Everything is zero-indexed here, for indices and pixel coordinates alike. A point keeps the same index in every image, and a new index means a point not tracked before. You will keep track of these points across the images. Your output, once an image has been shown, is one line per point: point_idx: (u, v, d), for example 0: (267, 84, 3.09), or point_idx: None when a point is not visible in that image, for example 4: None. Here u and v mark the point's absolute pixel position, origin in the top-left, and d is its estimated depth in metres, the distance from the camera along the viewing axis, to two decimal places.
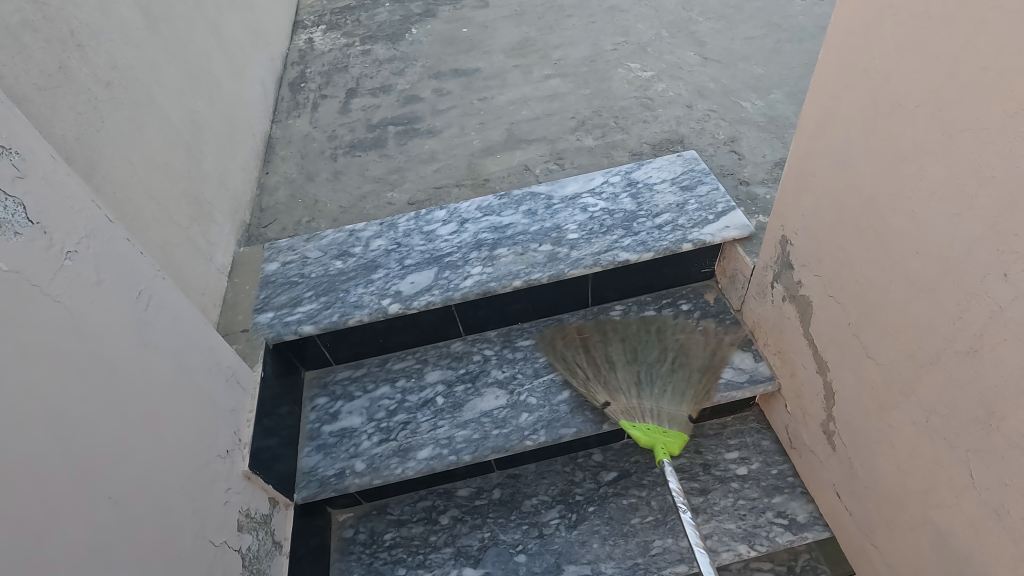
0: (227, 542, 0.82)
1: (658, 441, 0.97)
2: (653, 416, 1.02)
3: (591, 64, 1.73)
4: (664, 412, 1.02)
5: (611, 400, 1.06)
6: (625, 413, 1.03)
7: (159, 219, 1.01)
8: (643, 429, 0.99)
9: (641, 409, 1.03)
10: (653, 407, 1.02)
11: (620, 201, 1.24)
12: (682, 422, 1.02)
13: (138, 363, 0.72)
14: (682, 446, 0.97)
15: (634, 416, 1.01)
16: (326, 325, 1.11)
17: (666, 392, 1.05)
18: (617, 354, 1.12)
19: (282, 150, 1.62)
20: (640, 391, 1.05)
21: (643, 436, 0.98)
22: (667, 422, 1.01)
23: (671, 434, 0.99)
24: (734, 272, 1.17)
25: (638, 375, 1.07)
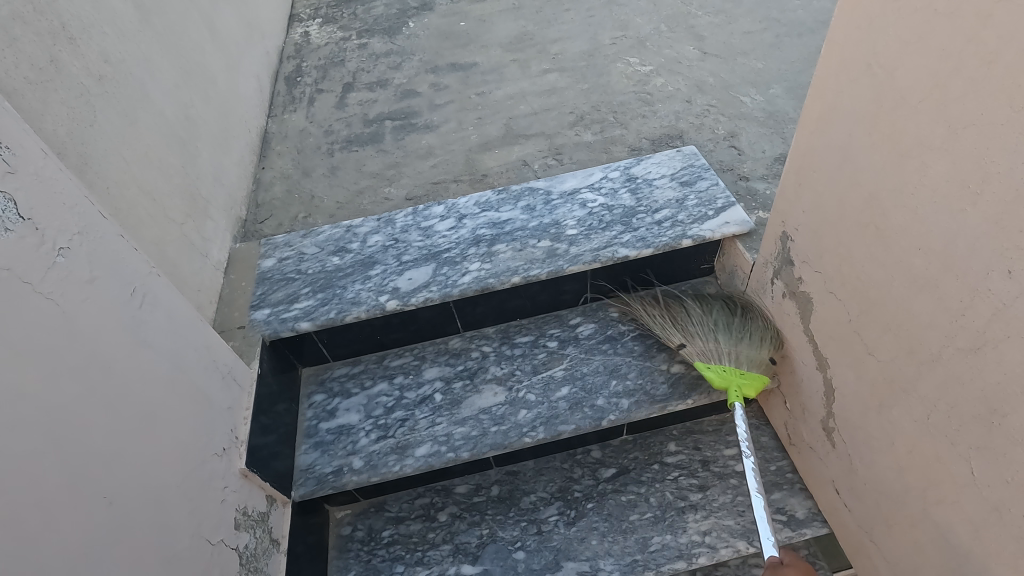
0: (224, 541, 0.81)
1: (737, 384, 1.00)
2: (731, 356, 1.03)
3: (589, 58, 1.71)
4: (744, 357, 1.03)
5: (686, 342, 1.07)
6: (703, 357, 1.04)
7: (152, 215, 1.00)
8: (719, 370, 1.02)
9: (719, 352, 1.04)
10: (731, 350, 1.03)
11: (618, 196, 1.23)
12: (762, 363, 1.03)
13: (133, 361, 0.71)
14: (759, 388, 0.99)
15: (712, 358, 1.03)
16: (323, 322, 1.10)
17: (750, 334, 1.05)
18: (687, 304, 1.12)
19: (277, 145, 1.60)
20: (714, 334, 1.06)
21: (719, 377, 1.01)
22: (743, 365, 1.02)
23: (748, 376, 1.01)
24: (734, 268, 1.16)
25: (708, 320, 1.08)
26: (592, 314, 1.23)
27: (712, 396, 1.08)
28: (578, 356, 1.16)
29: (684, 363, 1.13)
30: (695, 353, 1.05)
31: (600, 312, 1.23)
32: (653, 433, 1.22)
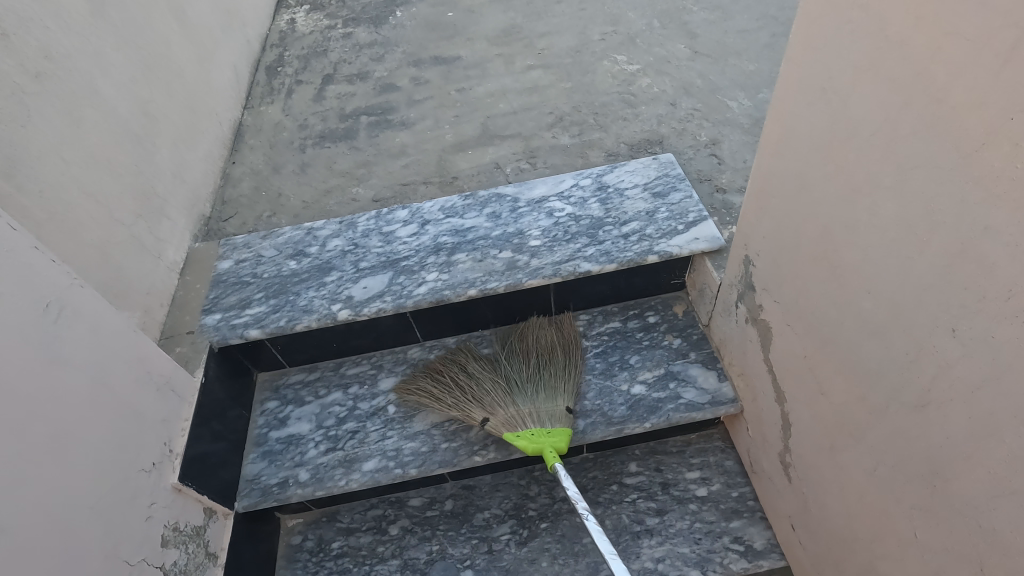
0: (147, 560, 0.79)
1: (537, 443, 0.95)
2: (533, 419, 0.99)
3: (575, 55, 1.65)
4: (544, 413, 1.00)
5: (491, 416, 1.01)
6: (507, 426, 0.99)
7: (95, 217, 0.98)
8: (528, 437, 0.97)
9: (522, 415, 0.99)
10: (532, 412, 0.99)
11: (587, 205, 1.18)
12: (563, 417, 1.00)
13: (41, 380, 0.69)
14: (568, 439, 0.96)
15: (518, 426, 0.98)
16: (273, 330, 1.07)
17: (539, 393, 1.02)
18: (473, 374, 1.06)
19: (251, 138, 1.56)
20: (511, 399, 1.01)
21: (529, 443, 0.96)
22: (549, 424, 0.99)
23: (556, 433, 0.97)
24: (703, 286, 1.11)
25: (501, 384, 1.03)
26: None
27: (671, 420, 1.04)
28: None
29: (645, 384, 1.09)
30: (501, 422, 0.99)
31: None
32: (615, 451, 1.19)
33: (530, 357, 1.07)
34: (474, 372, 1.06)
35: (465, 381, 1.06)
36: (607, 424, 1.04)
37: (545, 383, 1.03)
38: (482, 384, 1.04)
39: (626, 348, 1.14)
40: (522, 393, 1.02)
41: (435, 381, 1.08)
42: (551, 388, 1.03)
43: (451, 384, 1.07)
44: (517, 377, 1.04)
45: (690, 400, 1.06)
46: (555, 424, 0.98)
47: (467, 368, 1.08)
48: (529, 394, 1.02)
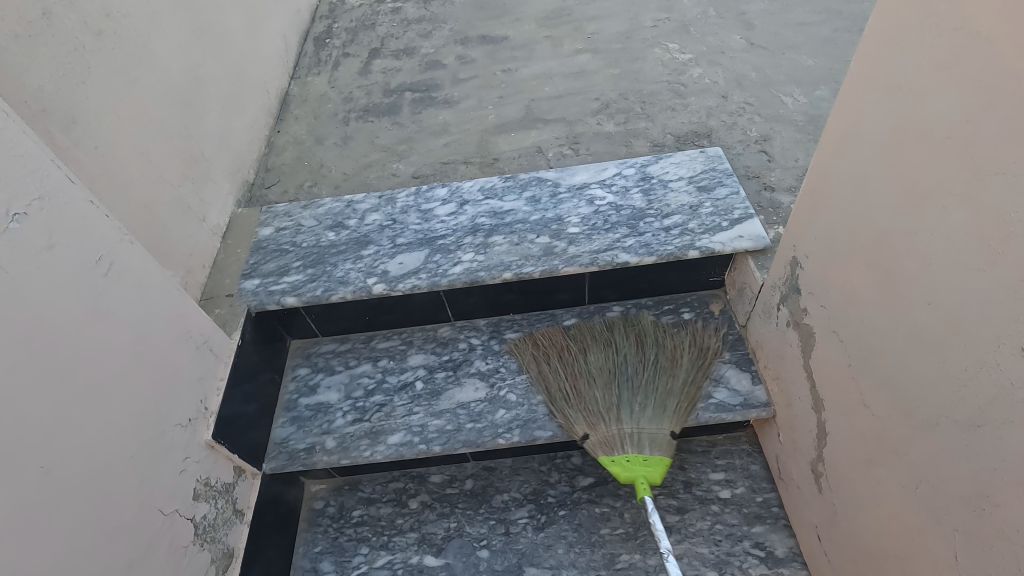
0: (178, 512, 0.82)
1: (634, 472, 0.94)
2: (631, 441, 0.97)
3: (625, 40, 1.61)
4: (646, 435, 0.98)
5: (593, 432, 1.00)
6: (603, 449, 0.98)
7: (145, 176, 1.01)
8: (622, 464, 0.96)
9: (621, 438, 0.98)
10: (632, 433, 0.97)
11: (629, 195, 1.16)
12: (664, 444, 0.97)
13: (88, 332, 0.70)
14: (663, 471, 0.94)
15: (612, 450, 0.96)
16: (309, 299, 1.08)
17: (647, 411, 0.99)
18: (580, 374, 1.05)
19: (296, 108, 1.58)
20: (621, 410, 1.00)
21: (622, 470, 0.95)
22: (647, 449, 0.97)
23: (651, 464, 0.94)
24: (743, 286, 1.09)
25: (613, 396, 1.01)
26: (588, 317, 1.19)
27: (699, 419, 1.03)
28: None
29: None
30: (598, 445, 0.98)
31: (597, 316, 1.18)
32: None
33: (672, 365, 1.05)
34: (590, 370, 1.05)
35: (602, 380, 1.03)
36: None
37: (659, 391, 1.01)
38: (592, 395, 1.02)
39: None
40: (630, 408, 1.00)
41: (574, 363, 1.06)
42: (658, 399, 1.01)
43: (565, 381, 1.05)
44: (628, 390, 1.02)
45: (720, 401, 1.04)
46: (656, 452, 0.96)
47: (607, 365, 1.05)
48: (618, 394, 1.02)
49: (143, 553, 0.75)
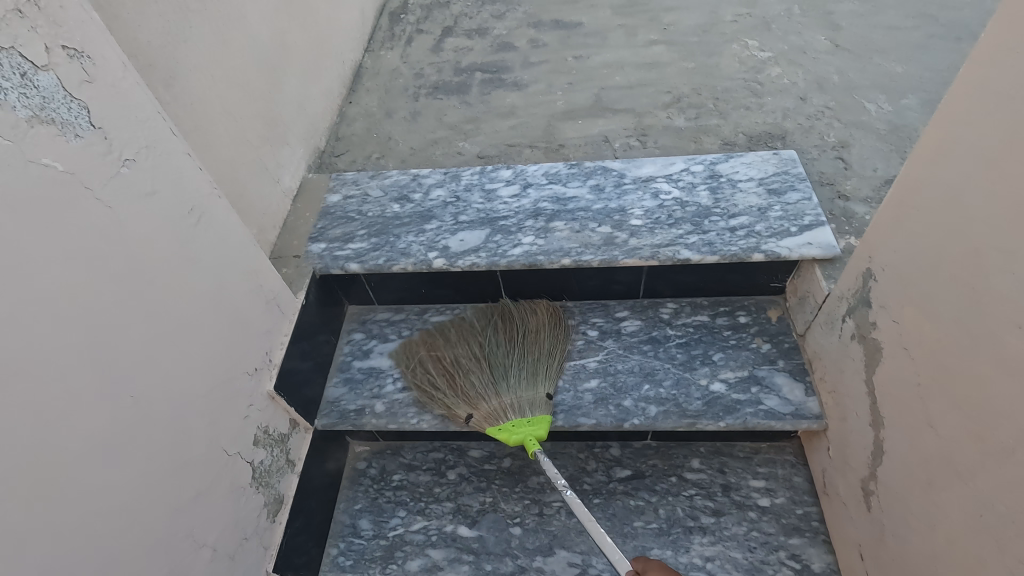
0: (240, 455, 0.87)
1: (519, 434, 0.98)
2: (512, 406, 1.01)
3: (703, 34, 1.57)
4: (525, 401, 1.02)
5: (474, 411, 1.02)
6: (489, 420, 1.01)
7: (230, 135, 1.05)
8: (509, 429, 1.00)
9: (502, 408, 1.02)
10: (512, 402, 1.02)
11: (695, 192, 1.14)
12: (543, 405, 1.03)
13: (178, 277, 0.74)
14: (547, 429, 0.99)
15: (499, 419, 1.00)
16: (371, 266, 1.12)
17: (518, 375, 1.04)
18: (445, 367, 1.08)
19: (368, 80, 1.61)
20: (493, 386, 1.03)
21: (509, 434, 0.99)
22: (529, 411, 1.02)
23: (535, 422, 1.00)
24: (806, 294, 1.06)
25: (485, 373, 1.05)
26: (640, 311, 1.18)
27: (747, 424, 1.01)
28: (615, 351, 1.13)
29: (725, 383, 1.06)
30: (482, 417, 1.01)
31: (650, 311, 1.18)
32: (679, 444, 1.18)
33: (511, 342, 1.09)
34: (453, 355, 1.09)
35: (465, 369, 1.06)
36: (680, 415, 1.03)
37: (529, 363, 1.06)
38: (465, 376, 1.05)
39: (709, 343, 1.11)
40: (502, 377, 1.04)
41: (436, 362, 1.10)
42: (529, 367, 1.06)
43: (445, 371, 1.08)
44: (498, 360, 1.06)
45: (770, 408, 1.02)
46: (535, 414, 1.00)
47: (452, 359, 1.09)
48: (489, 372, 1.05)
49: (208, 488, 0.79)
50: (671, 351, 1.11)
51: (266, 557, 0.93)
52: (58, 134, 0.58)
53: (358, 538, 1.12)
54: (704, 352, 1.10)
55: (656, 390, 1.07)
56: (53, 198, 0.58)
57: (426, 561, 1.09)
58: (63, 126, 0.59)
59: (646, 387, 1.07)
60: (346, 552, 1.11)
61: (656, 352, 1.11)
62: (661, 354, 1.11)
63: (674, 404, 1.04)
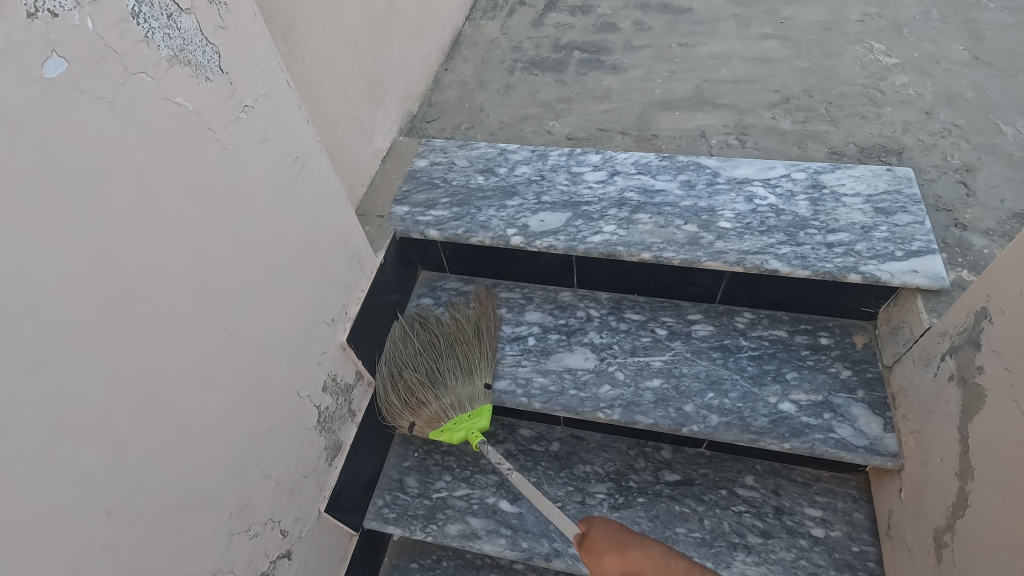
0: (310, 397, 0.91)
1: (461, 431, 1.03)
2: (450, 399, 1.04)
3: (823, 32, 1.47)
4: (462, 396, 1.05)
5: (417, 418, 1.06)
6: (431, 425, 1.05)
7: (334, 91, 1.09)
8: None
9: (444, 399, 1.04)
10: (449, 397, 1.04)
11: (793, 201, 1.08)
12: (479, 395, 1.06)
13: (277, 223, 0.78)
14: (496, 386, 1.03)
15: (439, 421, 1.03)
16: (449, 235, 1.13)
17: (451, 376, 1.06)
18: (401, 360, 1.09)
19: (466, 49, 1.61)
20: (430, 385, 1.05)
21: None
22: (467, 406, 1.05)
23: (487, 382, 1.02)
24: (900, 325, 1.00)
25: (424, 377, 1.06)
26: (714, 316, 1.14)
27: (813, 450, 0.97)
28: (682, 354, 1.10)
29: (796, 405, 1.01)
30: (425, 419, 1.04)
31: (724, 318, 1.14)
32: (734, 458, 1.14)
33: (450, 343, 1.10)
34: (409, 356, 1.09)
35: (421, 358, 1.08)
36: (742, 429, 0.99)
37: (465, 359, 1.08)
38: (408, 377, 1.07)
39: (784, 360, 1.06)
40: (437, 380, 1.06)
41: (402, 343, 1.11)
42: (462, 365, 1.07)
43: (403, 362, 1.09)
44: (430, 360, 1.08)
45: (842, 438, 0.97)
46: (475, 407, 1.04)
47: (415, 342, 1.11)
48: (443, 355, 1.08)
49: (279, 424, 0.84)
50: (742, 362, 1.07)
51: (319, 497, 0.98)
52: (193, 75, 0.61)
53: (403, 494, 1.16)
54: (777, 368, 1.05)
55: (721, 400, 1.03)
56: (182, 136, 0.61)
57: (466, 528, 1.11)
58: (198, 69, 0.62)
59: (710, 396, 1.04)
60: (390, 505, 1.15)
61: (725, 361, 1.08)
62: (731, 364, 1.07)
63: (739, 417, 1.01)
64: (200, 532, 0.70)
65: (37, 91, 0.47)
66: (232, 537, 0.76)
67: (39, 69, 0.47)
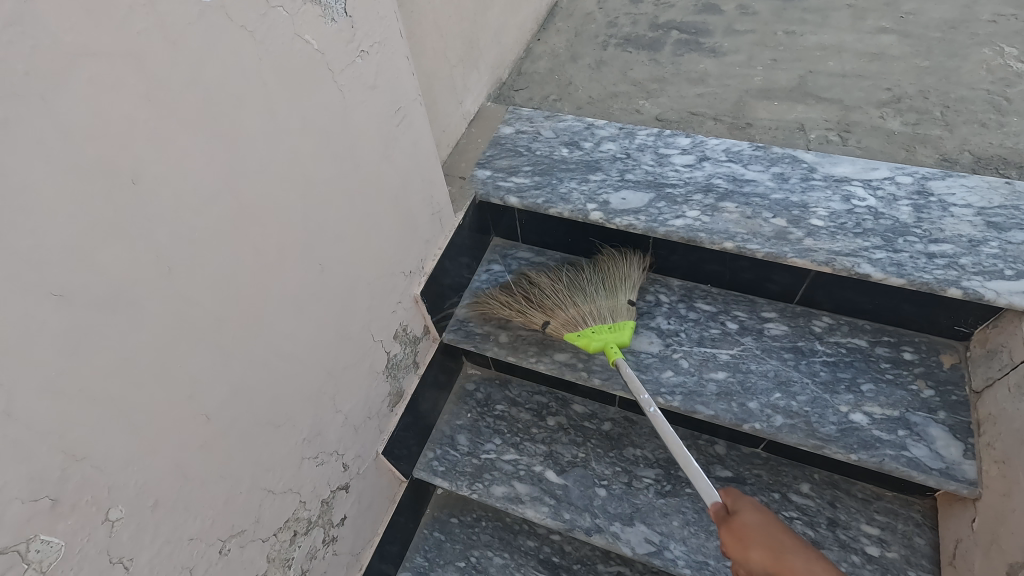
0: (382, 343, 0.95)
1: (599, 340, 1.00)
2: (591, 313, 1.03)
3: (948, 31, 1.36)
4: (605, 307, 1.05)
5: (552, 319, 1.05)
6: (567, 327, 1.03)
7: (433, 49, 1.12)
8: (589, 335, 1.01)
9: (582, 315, 1.03)
10: (590, 308, 1.03)
11: (895, 206, 1.02)
12: (621, 309, 1.05)
13: (374, 169, 0.80)
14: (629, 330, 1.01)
15: (577, 325, 1.02)
16: (529, 203, 1.13)
17: (595, 284, 1.07)
18: (538, 281, 1.11)
19: (561, 21, 1.59)
20: (576, 292, 1.06)
21: (589, 340, 1.00)
22: (610, 318, 1.04)
23: (614, 331, 1.02)
24: (998, 349, 0.93)
25: (562, 288, 1.07)
26: (790, 317, 1.10)
27: (882, 466, 0.93)
28: (752, 350, 1.07)
29: (868, 417, 0.97)
30: (559, 324, 1.03)
31: (801, 320, 1.10)
32: (791, 464, 1.11)
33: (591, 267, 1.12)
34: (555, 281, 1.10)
35: (560, 283, 1.08)
36: (808, 434, 0.96)
37: (605, 277, 1.09)
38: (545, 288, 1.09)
39: (861, 370, 1.02)
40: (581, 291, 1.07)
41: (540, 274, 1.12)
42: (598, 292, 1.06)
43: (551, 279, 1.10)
44: (572, 279, 1.10)
45: (915, 458, 0.92)
46: (615, 320, 1.02)
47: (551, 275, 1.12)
48: (579, 284, 1.08)
49: (354, 362, 0.88)
50: (814, 366, 1.03)
51: (379, 439, 1.02)
52: (321, 15, 0.64)
53: (453, 450, 1.20)
54: (852, 378, 1.01)
55: (788, 402, 1.00)
56: (305, 73, 0.63)
57: (510, 491, 1.14)
58: (326, 9, 0.64)
59: (777, 396, 1.01)
60: (440, 459, 1.19)
61: (797, 363, 1.04)
62: (802, 367, 1.03)
63: (805, 421, 0.97)
64: (277, 449, 0.75)
65: (195, 13, 0.50)
66: (303, 461, 0.81)
67: None
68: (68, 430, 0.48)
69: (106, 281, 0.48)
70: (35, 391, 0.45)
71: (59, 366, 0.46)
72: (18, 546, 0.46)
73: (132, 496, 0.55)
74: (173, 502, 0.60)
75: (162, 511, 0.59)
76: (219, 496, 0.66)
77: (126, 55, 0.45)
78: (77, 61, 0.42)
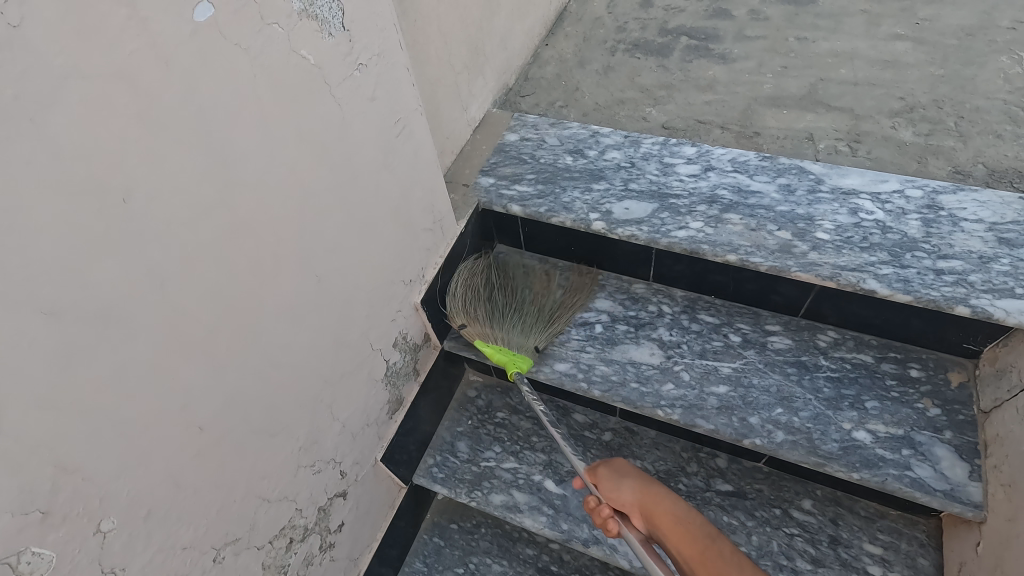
0: (381, 351, 0.95)
1: (501, 354, 1.07)
2: (504, 333, 1.10)
3: (965, 38, 1.33)
4: (513, 338, 1.10)
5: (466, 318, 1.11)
6: (478, 336, 1.10)
7: (437, 57, 1.12)
8: (495, 349, 1.09)
9: (492, 331, 1.10)
10: (508, 331, 1.10)
11: (903, 219, 1.00)
12: (525, 346, 1.10)
13: (373, 180, 0.80)
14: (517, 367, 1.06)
15: (487, 338, 1.09)
16: (531, 212, 1.12)
17: (527, 302, 1.13)
18: (497, 265, 1.18)
19: (570, 25, 1.58)
20: (507, 300, 1.13)
21: (496, 352, 1.07)
22: (515, 339, 1.10)
23: (506, 357, 1.07)
24: (1007, 368, 0.91)
25: (505, 294, 1.13)
26: (795, 330, 1.09)
27: (884, 486, 0.91)
28: (754, 364, 1.05)
29: (871, 435, 0.95)
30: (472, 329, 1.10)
31: (806, 334, 1.08)
32: (793, 479, 1.10)
33: (535, 284, 1.17)
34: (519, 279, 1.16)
35: (509, 286, 1.14)
36: (810, 450, 0.95)
37: (537, 301, 1.14)
38: (489, 280, 1.15)
39: (866, 387, 1.00)
40: (512, 305, 1.13)
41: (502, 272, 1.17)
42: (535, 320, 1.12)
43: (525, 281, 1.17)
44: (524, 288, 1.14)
45: (919, 478, 0.90)
46: (517, 351, 1.08)
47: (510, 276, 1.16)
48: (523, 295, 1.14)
49: (352, 371, 0.88)
50: (818, 382, 1.02)
51: (377, 446, 1.03)
52: (318, 29, 0.64)
53: (453, 457, 1.20)
54: (856, 395, 0.99)
55: (790, 418, 0.99)
56: (301, 88, 0.64)
57: (509, 500, 1.14)
58: (323, 24, 0.64)
59: (779, 411, 0.99)
60: (440, 466, 1.19)
61: (800, 378, 1.03)
62: (806, 382, 1.02)
63: (807, 438, 0.96)
64: (272, 458, 0.75)
65: (188, 32, 0.50)
66: (299, 469, 0.81)
67: (190, 12, 0.50)
68: (58, 445, 0.49)
69: (97, 298, 0.49)
70: (26, 407, 0.46)
71: (50, 383, 0.47)
72: (9, 559, 0.47)
73: (124, 507, 0.56)
74: (166, 513, 0.61)
75: (154, 521, 0.60)
76: (213, 505, 0.67)
77: (117, 76, 0.46)
78: (67, 84, 0.43)
